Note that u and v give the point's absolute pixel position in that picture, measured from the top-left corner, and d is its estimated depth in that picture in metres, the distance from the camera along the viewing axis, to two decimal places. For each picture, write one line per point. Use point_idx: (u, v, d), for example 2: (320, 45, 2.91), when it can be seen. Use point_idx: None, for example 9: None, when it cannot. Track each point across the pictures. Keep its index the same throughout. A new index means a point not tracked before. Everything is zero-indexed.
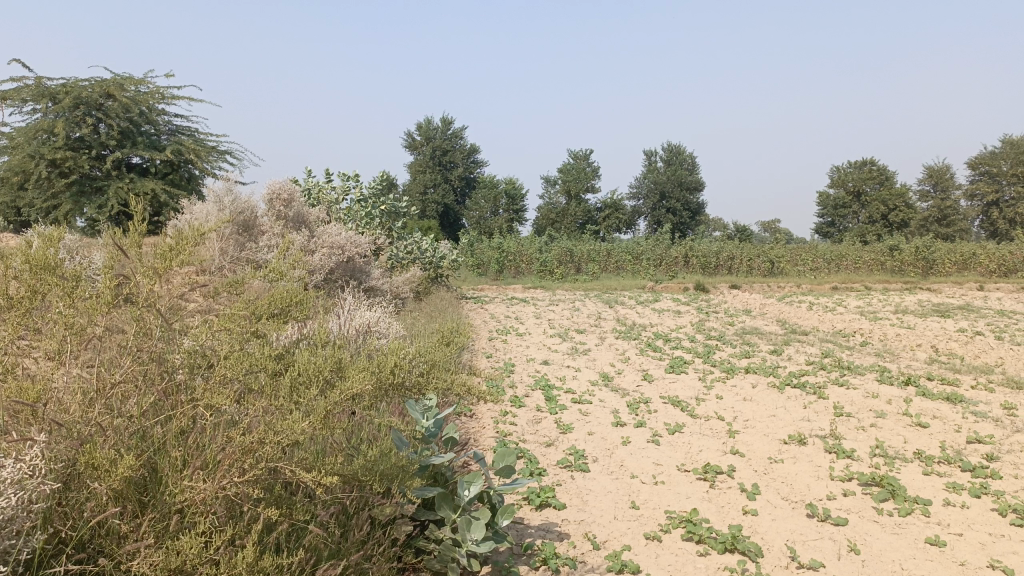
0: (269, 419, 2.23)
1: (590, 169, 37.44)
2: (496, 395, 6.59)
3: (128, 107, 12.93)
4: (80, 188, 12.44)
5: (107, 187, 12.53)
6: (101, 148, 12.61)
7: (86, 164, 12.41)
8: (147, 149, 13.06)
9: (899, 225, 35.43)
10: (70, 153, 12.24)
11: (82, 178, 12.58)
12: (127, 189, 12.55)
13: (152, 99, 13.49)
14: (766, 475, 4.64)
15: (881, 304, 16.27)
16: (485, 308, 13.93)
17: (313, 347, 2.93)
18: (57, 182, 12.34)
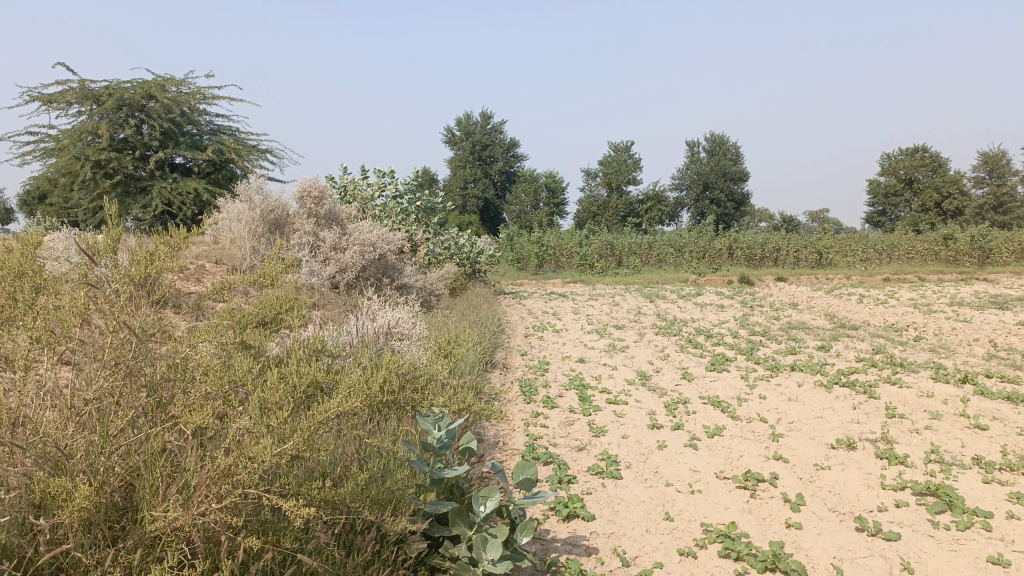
0: (253, 437, 2.09)
1: (632, 161, 36.92)
2: (528, 396, 6.39)
3: (170, 108, 13.01)
4: (125, 189, 12.55)
5: (151, 187, 12.64)
6: (144, 149, 12.71)
7: (130, 164, 12.52)
8: (189, 149, 13.13)
9: (953, 214, 34.24)
10: (115, 154, 12.35)
11: (127, 178, 12.69)
12: (170, 189, 12.66)
13: (193, 99, 13.55)
14: (811, 484, 4.36)
15: (935, 296, 15.64)
16: (523, 304, 13.72)
17: (309, 355, 2.84)
18: (103, 183, 12.47)
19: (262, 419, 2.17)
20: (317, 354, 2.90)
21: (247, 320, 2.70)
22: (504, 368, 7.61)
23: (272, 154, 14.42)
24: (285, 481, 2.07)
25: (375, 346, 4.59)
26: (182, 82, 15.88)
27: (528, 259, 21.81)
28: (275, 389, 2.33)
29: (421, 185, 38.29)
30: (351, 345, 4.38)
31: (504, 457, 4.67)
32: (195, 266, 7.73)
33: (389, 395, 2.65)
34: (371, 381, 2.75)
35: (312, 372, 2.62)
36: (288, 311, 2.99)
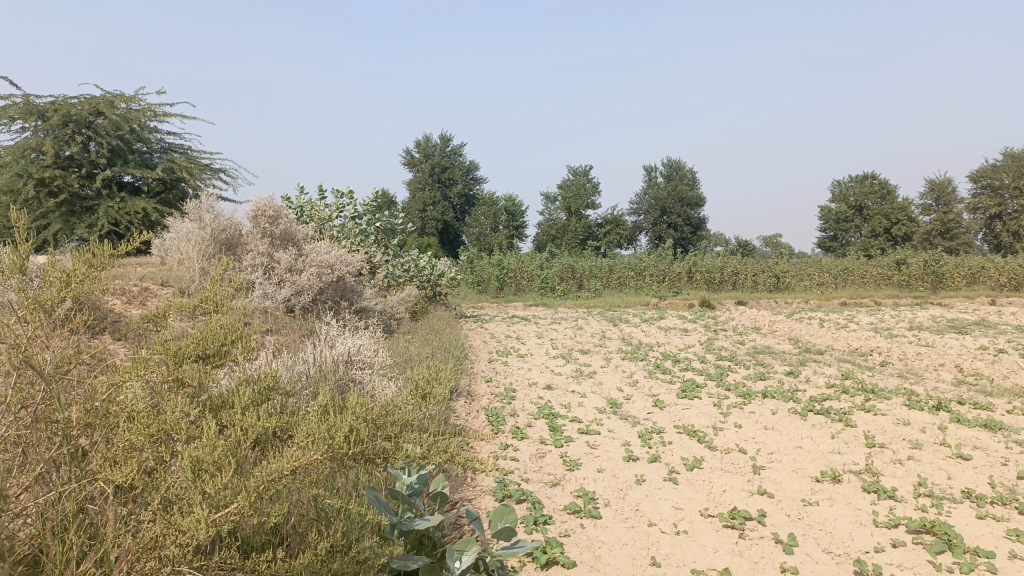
0: (185, 502, 1.79)
1: (591, 185, 36.98)
2: (496, 426, 6.06)
3: (119, 125, 12.50)
4: (70, 208, 11.96)
5: (97, 207, 12.06)
6: (91, 167, 12.14)
7: (76, 182, 11.94)
8: (138, 167, 12.58)
9: (902, 240, 34.95)
10: (60, 171, 11.78)
11: (72, 197, 12.09)
12: (118, 208, 12.09)
13: (144, 116, 13.04)
14: (800, 522, 4.12)
15: (894, 321, 15.71)
16: (484, 328, 13.39)
17: (257, 394, 2.50)
18: (47, 202, 11.86)
19: (195, 482, 1.84)
20: (268, 392, 2.55)
21: (184, 353, 2.39)
22: (468, 396, 7.26)
23: (227, 174, 13.93)
24: (223, 556, 1.77)
25: (335, 377, 4.24)
26: (132, 98, 15.32)
27: (489, 282, 21.50)
28: (213, 438, 2.00)
29: (378, 207, 37.79)
30: (307, 374, 4.07)
31: (476, 497, 4.36)
32: (140, 289, 7.26)
33: (358, 449, 2.34)
34: (333, 428, 2.40)
35: (259, 418, 2.29)
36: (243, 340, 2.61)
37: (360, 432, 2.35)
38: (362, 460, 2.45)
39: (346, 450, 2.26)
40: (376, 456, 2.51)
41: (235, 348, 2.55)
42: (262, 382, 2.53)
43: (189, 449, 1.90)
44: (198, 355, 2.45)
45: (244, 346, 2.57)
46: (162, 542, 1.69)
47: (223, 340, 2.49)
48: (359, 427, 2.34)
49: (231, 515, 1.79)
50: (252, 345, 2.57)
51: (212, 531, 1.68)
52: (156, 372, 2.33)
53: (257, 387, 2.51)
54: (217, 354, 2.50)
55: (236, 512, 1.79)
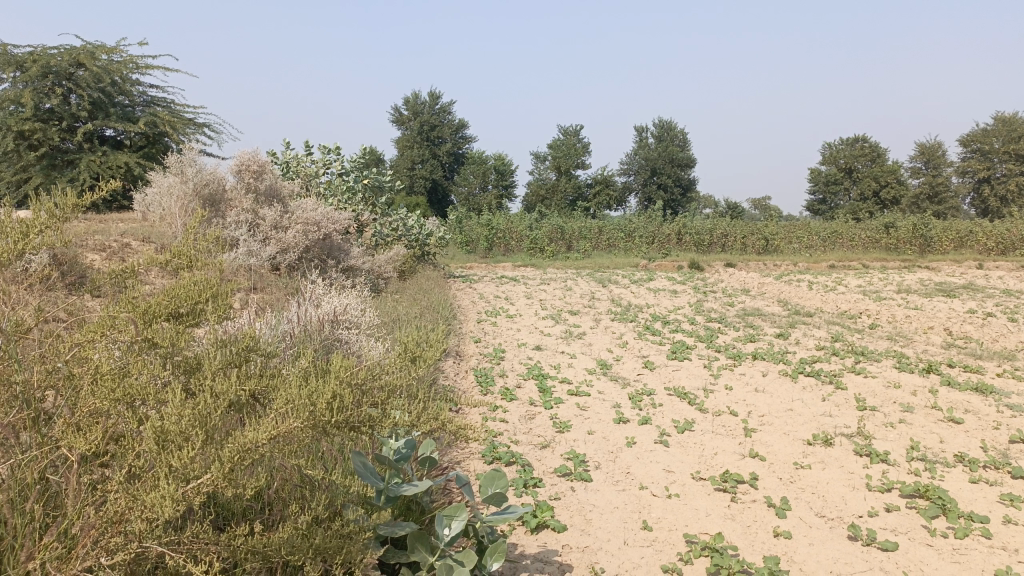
0: (151, 476, 1.70)
1: (581, 145, 36.64)
2: (485, 387, 5.97)
3: (99, 77, 12.12)
4: (51, 161, 11.67)
5: (79, 160, 11.77)
6: (72, 119, 11.82)
7: (57, 136, 11.64)
8: (120, 120, 12.26)
9: (890, 204, 34.96)
10: (40, 124, 11.47)
11: (53, 150, 11.80)
12: (99, 162, 11.80)
13: (125, 68, 12.68)
14: (792, 485, 4.08)
15: (882, 284, 15.72)
16: (473, 287, 13.29)
17: (235, 355, 2.38)
18: (27, 155, 11.56)
19: (162, 454, 1.75)
20: (247, 350, 2.42)
21: (155, 313, 2.27)
22: (457, 356, 7.18)
23: (211, 129, 13.62)
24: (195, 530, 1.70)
25: (326, 339, 4.11)
26: (112, 49, 14.91)
27: (477, 242, 21.34)
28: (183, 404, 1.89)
29: (366, 165, 37.34)
30: (290, 332, 3.94)
31: (465, 459, 4.28)
32: (120, 245, 7.07)
33: (341, 415, 2.21)
34: (315, 393, 2.25)
35: (234, 382, 2.17)
36: (221, 295, 2.49)
37: (343, 399, 2.23)
38: (346, 426, 2.31)
39: (329, 417, 2.15)
40: (360, 423, 2.39)
41: (210, 306, 2.41)
42: (240, 343, 2.40)
43: (154, 418, 1.78)
44: (169, 314, 2.32)
45: (220, 303, 2.43)
46: (126, 516, 1.60)
47: (195, 298, 2.36)
48: (344, 391, 2.22)
49: (202, 486, 1.69)
50: (228, 303, 2.44)
51: (179, 506, 1.58)
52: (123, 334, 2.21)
53: (234, 348, 2.38)
54: (190, 314, 2.36)
55: (206, 483, 1.69)
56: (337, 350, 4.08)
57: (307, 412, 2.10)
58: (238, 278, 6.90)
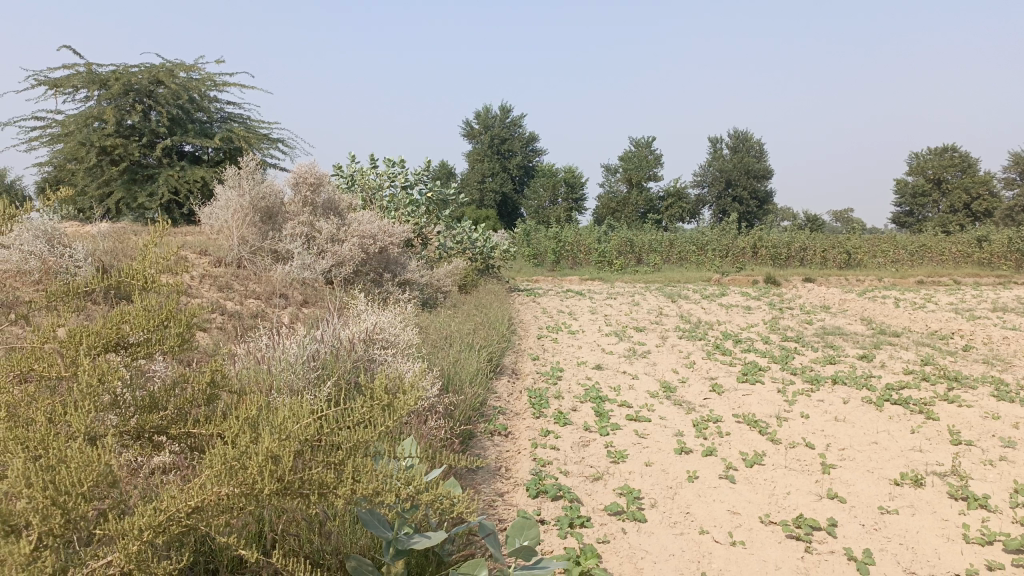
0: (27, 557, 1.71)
1: (653, 157, 35.96)
2: (538, 410, 5.63)
3: (178, 93, 12.25)
4: (132, 175, 11.93)
5: (158, 175, 12.02)
6: (152, 135, 12.01)
7: (137, 151, 11.85)
8: (198, 136, 12.43)
9: (983, 215, 33.04)
10: (121, 140, 11.68)
11: (134, 165, 12.07)
12: (177, 176, 11.99)
13: (203, 85, 12.83)
14: (877, 533, 3.60)
15: (976, 301, 14.65)
16: (537, 302, 12.97)
17: (181, 393, 2.45)
18: (110, 170, 11.83)
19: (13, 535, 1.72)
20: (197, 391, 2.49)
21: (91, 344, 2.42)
22: (513, 375, 6.87)
23: (284, 144, 13.72)
24: None
25: (356, 362, 3.81)
26: (190, 66, 15.24)
27: (545, 255, 21.01)
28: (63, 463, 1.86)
29: (438, 177, 37.61)
30: (317, 353, 3.67)
31: (508, 492, 3.95)
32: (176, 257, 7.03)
33: (274, 484, 1.94)
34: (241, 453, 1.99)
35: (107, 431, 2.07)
36: (174, 322, 2.63)
37: (287, 459, 1.98)
38: (292, 493, 2.02)
39: (266, 485, 1.93)
40: (310, 488, 2.04)
41: (164, 333, 2.58)
42: (201, 376, 2.49)
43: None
44: (118, 341, 2.51)
45: (176, 326, 2.59)
46: None
47: (147, 326, 2.53)
48: (287, 449, 1.98)
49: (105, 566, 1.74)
50: (183, 327, 2.59)
51: None
52: (51, 368, 2.34)
53: (194, 384, 2.47)
54: (143, 341, 2.54)
55: (116, 568, 1.78)
56: (368, 374, 3.79)
57: (238, 481, 1.90)
58: (288, 293, 6.77)
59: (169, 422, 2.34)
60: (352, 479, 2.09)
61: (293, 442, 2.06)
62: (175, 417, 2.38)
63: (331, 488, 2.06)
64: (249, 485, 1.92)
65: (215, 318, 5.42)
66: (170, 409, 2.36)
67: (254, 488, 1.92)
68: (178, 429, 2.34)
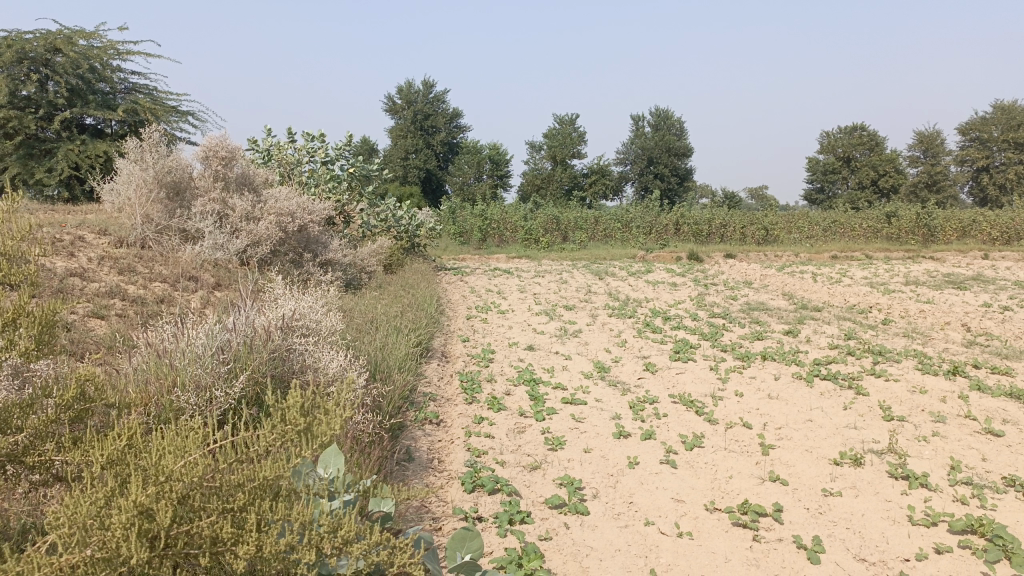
0: None
1: (577, 134, 35.87)
2: (471, 395, 5.39)
3: (78, 63, 11.34)
4: (29, 150, 11.05)
5: (57, 149, 11.16)
6: (50, 107, 11.12)
7: (34, 124, 10.96)
8: (101, 108, 11.57)
9: (890, 192, 34.28)
10: (15, 111, 10.77)
11: (30, 139, 11.18)
12: (79, 151, 11.17)
13: (106, 54, 11.94)
14: (822, 517, 3.53)
15: (889, 275, 15.08)
16: (464, 281, 12.70)
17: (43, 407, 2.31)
18: (3, 144, 10.92)
19: None
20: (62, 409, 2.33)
21: None
22: (443, 358, 6.61)
23: (196, 118, 12.98)
24: None
25: (276, 353, 3.43)
26: (90, 32, 14.23)
27: (471, 233, 20.64)
28: None
29: (360, 154, 36.62)
30: (228, 342, 3.28)
31: (442, 487, 3.71)
32: (72, 237, 6.45)
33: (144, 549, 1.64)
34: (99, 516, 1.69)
35: None
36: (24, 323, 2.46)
37: (163, 515, 1.71)
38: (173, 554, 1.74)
39: (137, 552, 1.64)
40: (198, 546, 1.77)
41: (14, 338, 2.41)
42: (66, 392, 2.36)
43: None
44: None
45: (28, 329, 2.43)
46: None
47: None
48: (162, 503, 1.70)
49: None
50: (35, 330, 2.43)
51: None
52: None
53: (57, 399, 2.30)
54: None
55: None
56: (286, 365, 3.44)
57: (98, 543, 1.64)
58: (200, 275, 6.33)
59: (23, 449, 2.20)
60: (251, 534, 1.80)
61: (171, 488, 1.77)
62: (35, 437, 2.24)
63: (226, 545, 1.79)
64: (113, 550, 1.65)
65: (116, 308, 4.96)
66: (26, 430, 2.23)
67: (119, 552, 1.65)
68: (34, 457, 2.21)
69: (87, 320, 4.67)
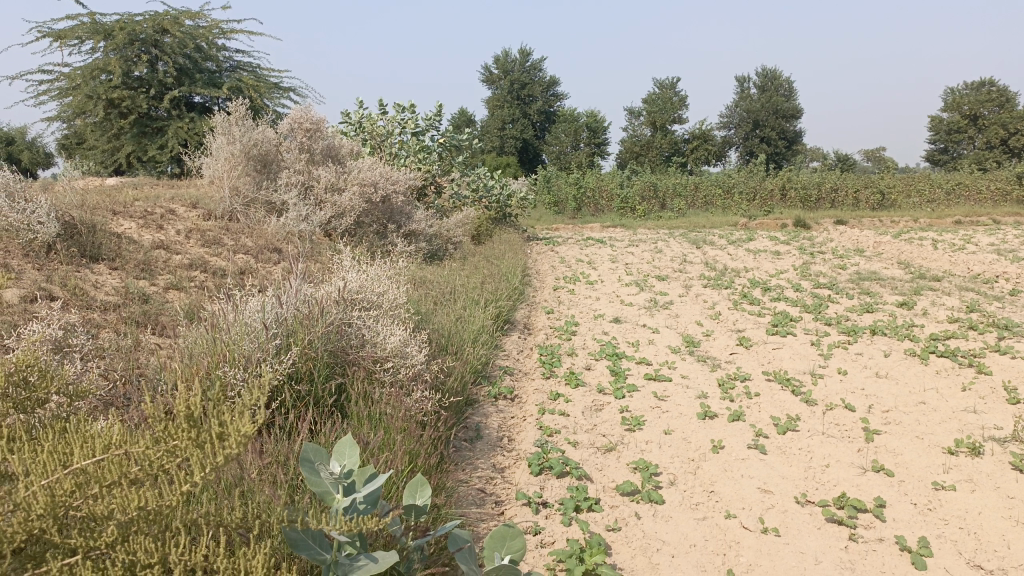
0: None
1: (677, 98, 34.69)
2: (549, 370, 5.17)
3: (185, 43, 11.59)
4: (142, 128, 11.47)
5: (167, 127, 11.52)
6: (160, 87, 11.41)
7: (146, 103, 11.32)
8: (207, 86, 11.83)
9: (1021, 151, 31.58)
10: (128, 92, 11.15)
11: (142, 118, 11.58)
12: (187, 128, 11.48)
13: (211, 33, 12.17)
14: (931, 515, 3.12)
15: (1019, 241, 13.81)
16: (555, 251, 12.46)
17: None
18: (118, 123, 11.36)
19: None
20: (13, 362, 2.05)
21: None
22: (524, 330, 6.41)
23: (295, 92, 13.15)
24: None
25: (337, 324, 3.30)
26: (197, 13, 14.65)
27: (566, 202, 20.28)
28: None
29: (458, 125, 36.76)
30: (281, 315, 3.13)
31: (508, 468, 3.52)
32: (163, 211, 6.56)
33: None
34: None
35: None
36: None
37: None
38: None
39: None
40: None
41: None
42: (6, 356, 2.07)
43: None
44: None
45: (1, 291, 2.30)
46: None
47: None
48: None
49: None
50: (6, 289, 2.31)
51: None
52: None
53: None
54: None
55: None
56: (343, 339, 3.30)
57: None
58: (282, 247, 6.31)
59: None
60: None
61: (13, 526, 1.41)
62: None
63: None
64: None
65: (199, 283, 4.95)
66: None
67: None
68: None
69: (166, 292, 4.69)
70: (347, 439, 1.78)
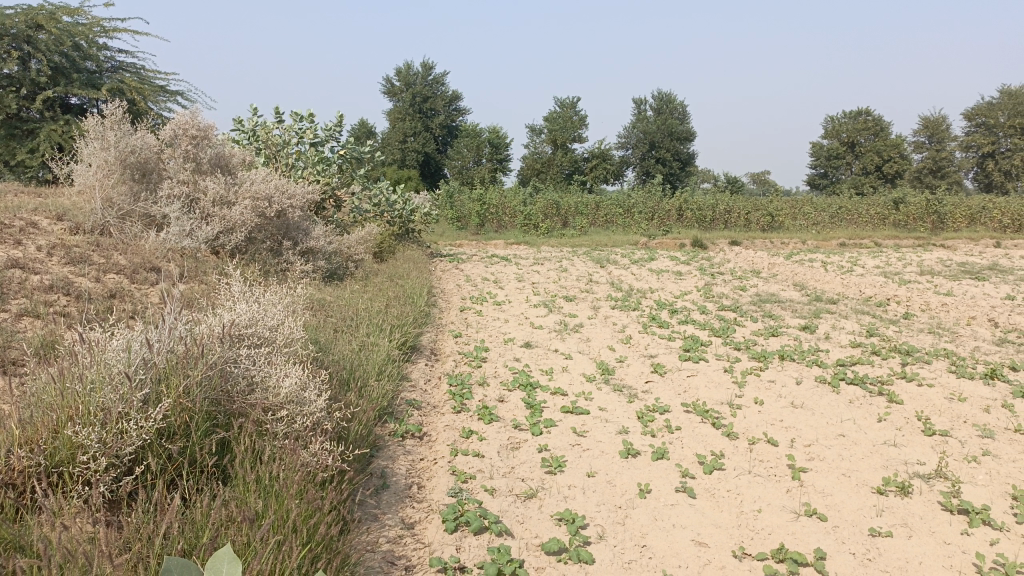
0: None
1: (578, 117, 35.12)
2: (460, 403, 4.80)
3: (62, 39, 10.63)
4: (10, 130, 10.40)
5: (39, 129, 10.48)
6: (33, 86, 10.40)
7: (15, 103, 10.26)
8: (85, 86, 10.86)
9: (894, 177, 33.57)
10: None
11: (11, 119, 10.50)
12: (62, 131, 10.48)
13: (92, 31, 11.23)
14: (872, 567, 2.94)
15: (901, 264, 14.45)
16: (460, 269, 12.09)
17: None
18: None
19: None
20: None
21: None
22: (432, 356, 6.01)
23: (184, 97, 12.31)
24: None
25: (221, 366, 2.83)
26: (76, 9, 13.57)
27: (469, 218, 19.96)
28: None
29: (357, 136, 35.94)
30: (150, 359, 2.62)
31: (420, 524, 3.13)
32: (22, 223, 5.82)
33: None
34: None
35: None
36: None
37: None
38: None
39: None
40: None
41: None
42: None
43: None
44: None
45: None
46: None
47: None
48: None
49: None
50: None
51: None
52: None
53: None
54: None
55: None
56: (227, 383, 2.84)
57: None
58: (161, 266, 5.69)
59: None
60: None
61: None
62: None
63: None
64: None
65: (63, 310, 4.30)
66: None
67: None
68: None
69: (19, 321, 4.05)
70: (225, 552, 1.27)
